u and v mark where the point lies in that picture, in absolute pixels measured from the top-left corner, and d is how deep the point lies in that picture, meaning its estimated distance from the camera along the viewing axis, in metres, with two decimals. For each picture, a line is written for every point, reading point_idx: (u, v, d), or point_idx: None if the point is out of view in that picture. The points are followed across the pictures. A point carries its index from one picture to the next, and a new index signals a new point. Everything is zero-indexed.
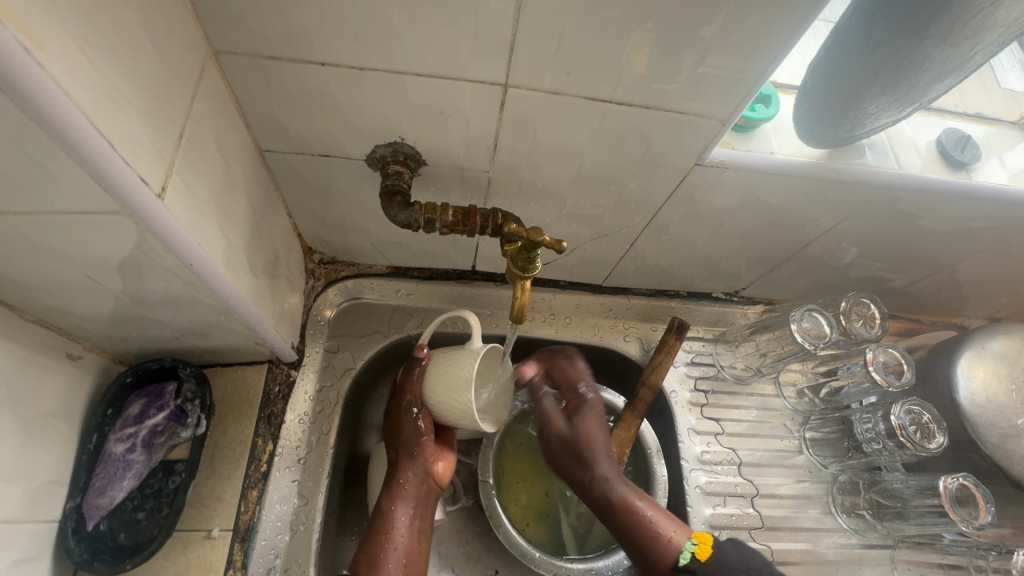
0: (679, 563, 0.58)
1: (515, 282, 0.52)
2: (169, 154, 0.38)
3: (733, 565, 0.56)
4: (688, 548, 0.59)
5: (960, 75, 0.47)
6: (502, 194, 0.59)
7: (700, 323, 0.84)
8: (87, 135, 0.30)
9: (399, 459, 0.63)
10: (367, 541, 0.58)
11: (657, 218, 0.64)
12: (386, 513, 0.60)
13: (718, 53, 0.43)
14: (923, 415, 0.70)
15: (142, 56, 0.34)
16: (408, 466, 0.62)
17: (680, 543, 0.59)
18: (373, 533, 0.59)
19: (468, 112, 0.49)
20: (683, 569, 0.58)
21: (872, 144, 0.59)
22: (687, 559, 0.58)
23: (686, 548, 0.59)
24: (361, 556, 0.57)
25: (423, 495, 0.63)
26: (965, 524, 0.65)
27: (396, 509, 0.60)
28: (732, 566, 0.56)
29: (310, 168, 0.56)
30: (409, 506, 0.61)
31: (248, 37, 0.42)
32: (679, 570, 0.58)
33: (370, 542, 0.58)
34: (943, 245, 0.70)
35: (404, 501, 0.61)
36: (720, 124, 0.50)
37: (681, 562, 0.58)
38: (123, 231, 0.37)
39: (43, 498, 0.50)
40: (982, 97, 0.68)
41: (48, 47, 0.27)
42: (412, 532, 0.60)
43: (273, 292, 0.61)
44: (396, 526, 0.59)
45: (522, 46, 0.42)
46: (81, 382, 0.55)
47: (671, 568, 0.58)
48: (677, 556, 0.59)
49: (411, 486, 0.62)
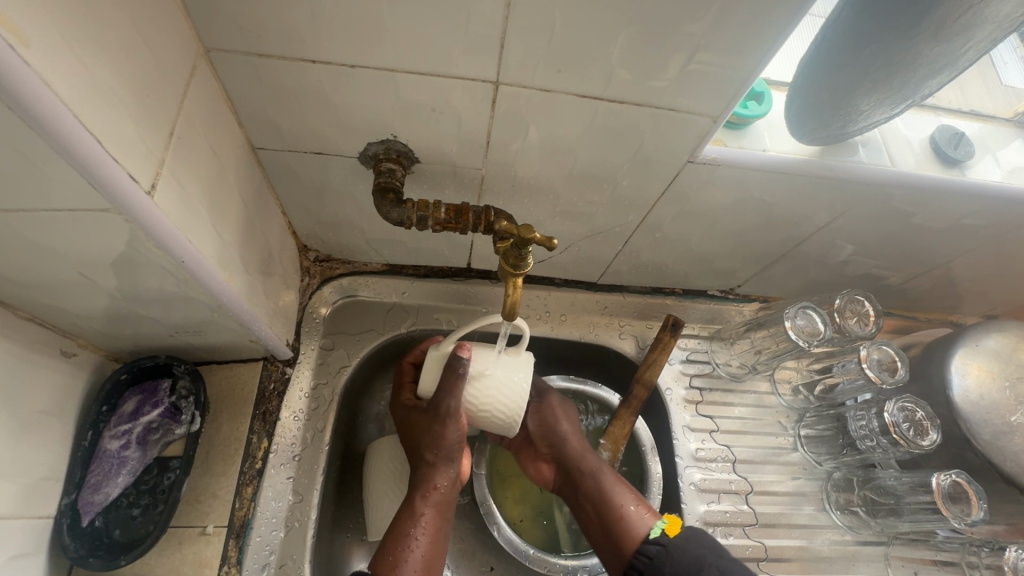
0: (650, 536, 0.57)
1: (508, 280, 0.52)
2: (159, 151, 0.38)
3: (698, 542, 0.55)
4: (659, 524, 0.57)
5: (952, 71, 0.47)
6: (495, 192, 0.59)
7: (696, 320, 0.84)
8: (75, 132, 0.30)
9: (435, 463, 0.59)
10: (391, 544, 0.57)
11: (651, 215, 0.64)
12: (415, 518, 0.58)
13: (708, 51, 0.43)
14: (917, 412, 0.70)
15: (130, 53, 0.34)
16: (444, 470, 0.60)
17: (650, 523, 0.58)
18: (398, 535, 0.57)
19: (460, 110, 0.49)
20: (654, 541, 0.56)
21: (866, 141, 0.59)
22: (658, 534, 0.56)
23: (657, 524, 0.57)
24: (386, 560, 0.55)
25: (451, 496, 0.61)
26: (957, 520, 0.65)
27: (426, 514, 0.58)
28: (699, 543, 0.55)
29: (304, 166, 0.56)
30: (439, 509, 0.59)
31: (239, 35, 0.42)
32: (647, 543, 0.56)
33: (393, 544, 0.56)
34: (938, 243, 0.70)
35: (433, 505, 0.59)
36: (711, 122, 0.50)
37: (652, 535, 0.56)
38: (113, 228, 0.37)
39: (37, 494, 0.50)
40: (978, 95, 0.68)
41: (34, 43, 0.27)
42: (439, 535, 0.59)
43: (268, 290, 0.61)
44: (424, 529, 0.58)
45: (513, 44, 0.42)
46: (76, 380, 0.55)
47: (638, 545, 0.57)
48: (645, 533, 0.57)
49: (444, 489, 0.60)
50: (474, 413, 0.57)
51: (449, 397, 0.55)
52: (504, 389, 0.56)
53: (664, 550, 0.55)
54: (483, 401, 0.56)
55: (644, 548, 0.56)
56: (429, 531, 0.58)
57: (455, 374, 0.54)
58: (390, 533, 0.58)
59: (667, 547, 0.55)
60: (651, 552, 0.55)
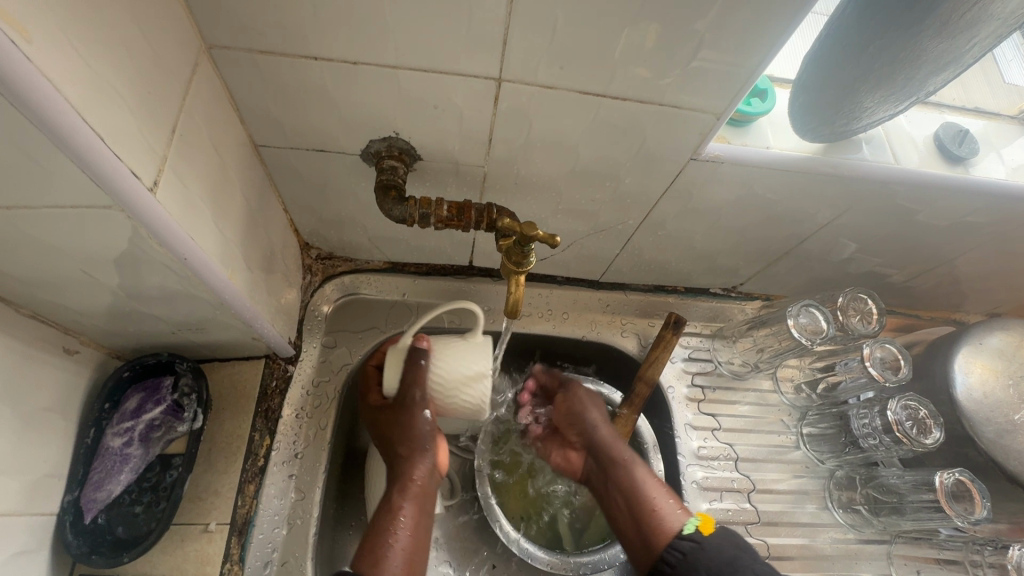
0: (685, 531, 0.53)
1: (510, 278, 0.52)
2: (161, 148, 0.38)
3: (736, 542, 0.52)
4: (694, 520, 0.54)
5: (956, 68, 0.47)
6: (498, 189, 0.59)
7: (698, 318, 0.84)
8: (77, 128, 0.30)
9: (409, 454, 0.59)
10: (372, 539, 0.53)
11: (653, 213, 0.63)
12: (393, 511, 0.55)
13: (711, 47, 0.43)
14: (920, 410, 0.70)
15: (132, 50, 0.34)
16: (419, 460, 0.59)
17: (685, 518, 0.55)
18: (379, 530, 0.54)
19: (462, 107, 0.49)
20: (688, 537, 0.53)
21: (870, 138, 0.59)
22: (692, 530, 0.53)
23: (691, 522, 0.54)
24: (368, 556, 0.51)
25: (429, 491, 0.58)
26: (961, 519, 0.65)
27: (404, 506, 0.56)
28: (736, 543, 0.52)
29: (306, 163, 0.56)
30: (417, 502, 0.57)
31: (241, 32, 0.41)
32: (682, 539, 0.53)
33: (375, 541, 0.53)
34: (941, 241, 0.70)
35: (411, 498, 0.57)
36: (715, 119, 0.50)
37: (687, 531, 0.53)
38: (116, 225, 0.37)
39: (40, 491, 0.50)
40: (983, 92, 0.68)
41: (37, 39, 0.27)
42: (420, 532, 0.55)
43: (270, 287, 0.61)
44: (405, 523, 0.55)
45: (515, 40, 0.42)
46: (78, 377, 0.55)
47: (672, 538, 0.53)
48: (679, 527, 0.54)
49: (421, 482, 0.58)
50: (441, 404, 0.60)
51: (414, 386, 0.58)
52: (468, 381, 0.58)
53: (698, 547, 0.51)
54: (448, 392, 0.59)
55: (678, 543, 0.53)
56: (409, 527, 0.55)
57: (416, 362, 0.58)
58: (372, 528, 0.54)
59: (701, 543, 0.52)
60: (685, 548, 0.52)
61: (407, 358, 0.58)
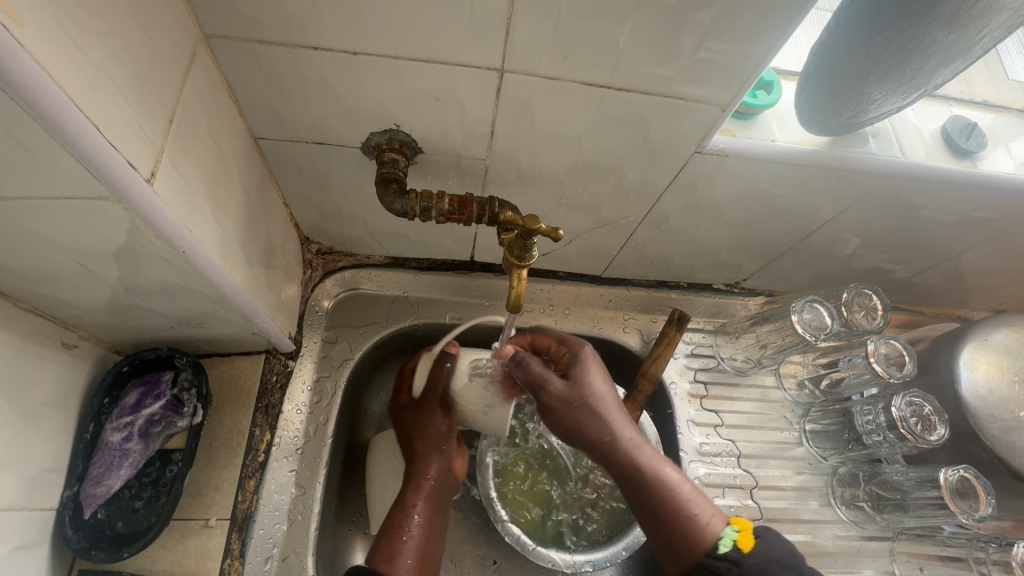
0: (719, 550, 0.50)
1: (512, 272, 0.51)
2: (158, 139, 0.37)
3: (778, 560, 0.50)
4: (731, 535, 0.51)
5: (965, 60, 0.46)
6: (499, 183, 0.59)
7: (701, 314, 0.83)
8: (72, 117, 0.30)
9: (425, 454, 0.64)
10: (387, 535, 0.58)
11: (656, 207, 0.63)
12: (406, 508, 0.61)
13: (717, 38, 0.42)
14: (925, 406, 0.69)
15: (128, 37, 0.33)
16: (433, 461, 0.64)
17: (719, 529, 0.52)
18: (393, 527, 0.59)
19: (464, 99, 0.48)
20: (723, 557, 0.50)
21: (876, 131, 0.58)
22: (729, 547, 0.50)
23: (727, 533, 0.51)
24: (383, 551, 0.57)
25: (443, 491, 0.64)
26: (965, 516, 0.65)
27: (417, 505, 0.61)
28: (780, 561, 0.50)
29: (306, 156, 0.56)
30: (429, 502, 0.62)
31: (241, 22, 0.41)
32: (717, 558, 0.50)
33: (391, 536, 0.58)
34: (946, 236, 0.70)
35: (423, 499, 0.62)
36: (720, 111, 0.49)
37: (722, 550, 0.50)
38: (113, 217, 0.37)
39: (39, 486, 0.50)
40: (990, 86, 0.67)
41: (30, 25, 0.26)
42: (431, 529, 0.60)
43: (270, 282, 0.61)
44: (416, 521, 0.60)
45: (518, 30, 0.42)
46: (77, 372, 0.55)
47: (705, 555, 0.50)
48: (714, 543, 0.51)
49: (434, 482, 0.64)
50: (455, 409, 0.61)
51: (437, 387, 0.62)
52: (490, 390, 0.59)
53: (736, 568, 0.49)
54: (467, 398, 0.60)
55: (712, 564, 0.50)
56: (420, 526, 0.60)
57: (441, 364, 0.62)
58: (387, 524, 0.60)
59: (739, 564, 0.49)
60: (720, 569, 0.49)
61: (435, 362, 0.62)
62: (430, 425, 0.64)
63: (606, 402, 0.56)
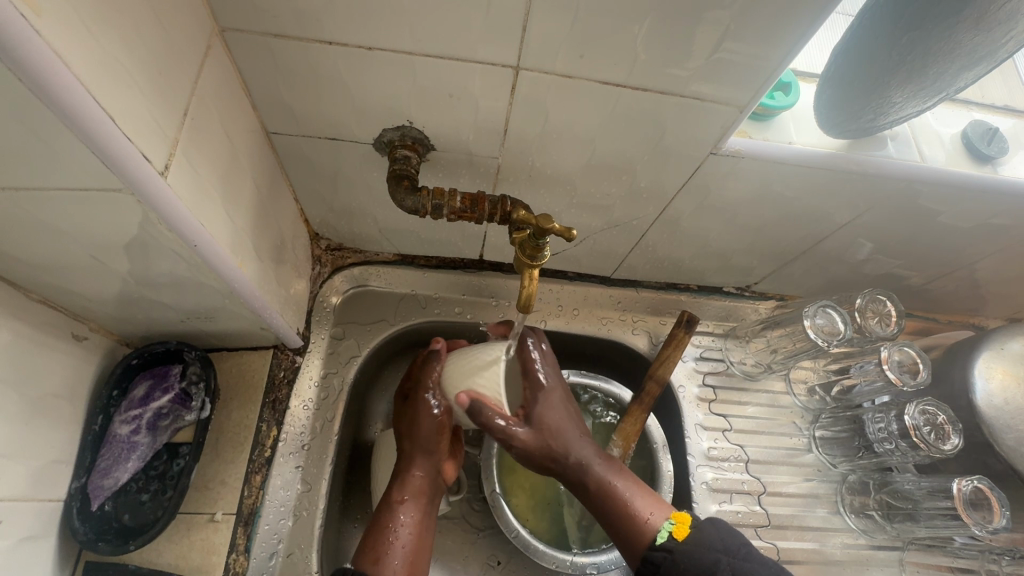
0: (656, 542, 0.53)
1: (523, 271, 0.51)
2: (172, 131, 0.37)
3: (713, 546, 0.52)
4: (667, 527, 0.54)
5: (990, 64, 0.45)
6: (511, 181, 0.58)
7: (710, 317, 0.83)
8: (89, 110, 0.29)
9: (413, 454, 0.60)
10: (372, 536, 0.56)
11: (669, 208, 0.62)
12: (394, 506, 0.58)
13: (735, 38, 0.42)
14: (938, 415, 0.68)
15: (144, 30, 0.33)
16: (420, 463, 0.60)
17: (657, 525, 0.55)
18: (379, 526, 0.56)
19: (478, 96, 0.48)
20: (660, 547, 0.53)
21: (895, 135, 0.57)
22: (665, 538, 0.53)
23: (663, 527, 0.54)
24: (369, 551, 0.54)
25: (431, 492, 0.60)
26: (979, 528, 0.64)
27: (405, 505, 0.58)
28: (713, 546, 0.52)
29: (317, 151, 0.55)
30: (419, 502, 0.59)
31: (254, 15, 0.41)
32: (655, 550, 0.53)
33: (377, 537, 0.55)
34: (963, 243, 0.68)
35: (414, 499, 0.59)
36: (738, 112, 0.48)
37: (659, 541, 0.53)
38: (126, 210, 0.36)
39: (47, 477, 0.50)
40: (1008, 91, 0.66)
41: (47, 14, 0.26)
42: (421, 534, 0.57)
43: (279, 277, 0.60)
44: (405, 521, 0.57)
45: (535, 27, 0.41)
46: (87, 364, 0.55)
47: (645, 550, 0.54)
48: (652, 538, 0.54)
49: (420, 482, 0.60)
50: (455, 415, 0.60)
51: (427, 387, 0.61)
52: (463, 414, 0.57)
53: (671, 556, 0.52)
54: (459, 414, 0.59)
55: (650, 555, 0.53)
56: (409, 525, 0.57)
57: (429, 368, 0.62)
58: (373, 523, 0.57)
59: (674, 553, 0.52)
60: (658, 559, 0.52)
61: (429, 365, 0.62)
62: (416, 418, 0.61)
63: (558, 433, 0.58)
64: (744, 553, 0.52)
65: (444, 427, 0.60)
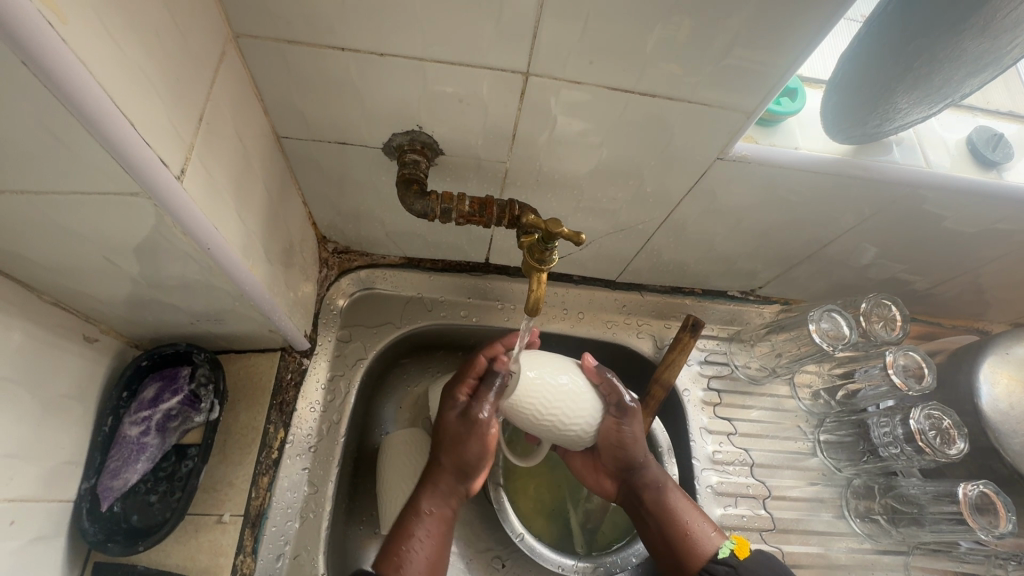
0: (719, 556, 0.57)
1: (532, 275, 0.51)
2: (188, 136, 0.38)
3: (770, 565, 0.56)
4: (728, 545, 0.58)
5: (995, 70, 0.45)
6: (518, 186, 0.59)
7: (714, 321, 0.83)
8: (109, 115, 0.30)
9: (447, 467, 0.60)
10: (395, 544, 0.56)
11: (675, 213, 0.62)
12: (418, 515, 0.58)
13: (743, 45, 0.42)
14: (944, 420, 0.68)
15: (163, 36, 0.34)
16: (453, 477, 0.60)
17: (719, 540, 0.59)
18: (401, 533, 0.56)
19: (488, 101, 0.48)
20: (722, 561, 0.57)
21: (900, 140, 0.58)
22: (727, 555, 0.57)
23: (725, 545, 0.59)
24: (391, 557, 0.54)
25: (456, 505, 0.60)
26: (984, 532, 0.63)
27: (432, 517, 0.58)
28: (771, 565, 0.56)
29: (327, 155, 0.56)
30: (444, 515, 0.59)
31: (269, 22, 0.41)
32: (718, 563, 0.57)
33: (398, 543, 0.56)
34: (967, 248, 0.69)
35: (438, 511, 0.59)
36: (745, 117, 0.49)
37: (721, 555, 0.57)
38: (142, 213, 0.37)
39: (57, 477, 0.51)
40: (1013, 97, 0.67)
41: (72, 20, 0.27)
42: (442, 546, 0.57)
43: (288, 280, 0.61)
44: (428, 532, 0.57)
45: (545, 34, 0.42)
46: (98, 365, 0.55)
47: (705, 563, 0.57)
48: (713, 551, 0.58)
49: (448, 495, 0.60)
50: (533, 411, 0.56)
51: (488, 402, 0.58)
52: (562, 394, 0.55)
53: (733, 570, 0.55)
54: (549, 407, 0.55)
55: (713, 567, 0.56)
56: (431, 538, 0.57)
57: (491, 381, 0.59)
58: (395, 531, 0.57)
59: (736, 567, 0.56)
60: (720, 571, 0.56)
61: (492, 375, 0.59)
62: (466, 432, 0.59)
63: (642, 438, 0.63)
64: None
65: (489, 446, 0.60)
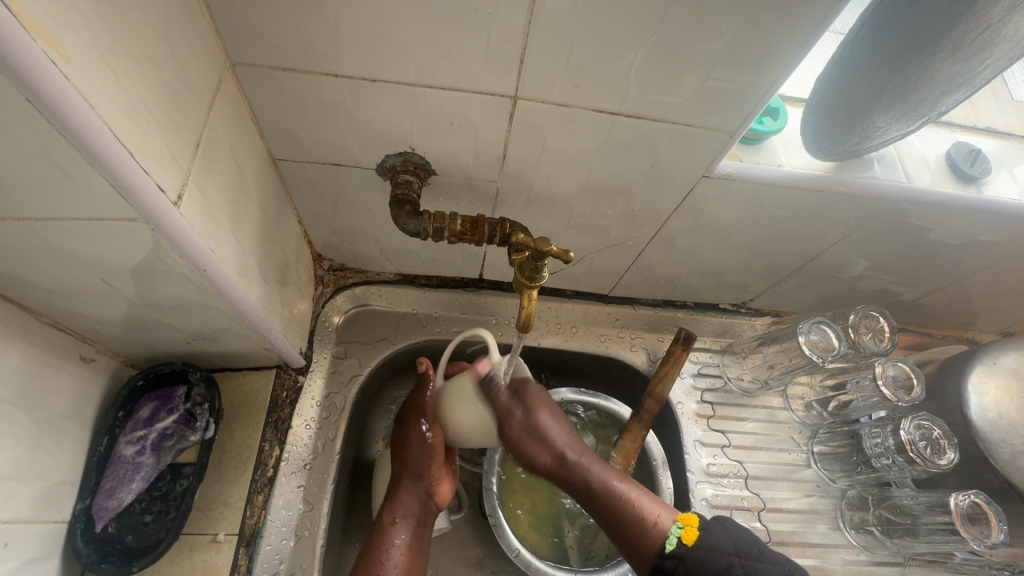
0: (666, 549, 0.55)
1: (522, 292, 0.52)
2: (186, 163, 0.39)
3: (723, 548, 0.54)
4: (676, 532, 0.56)
5: (969, 89, 0.47)
6: (510, 204, 0.60)
7: (707, 334, 0.84)
8: (110, 146, 0.31)
9: (403, 478, 0.61)
10: (366, 558, 0.58)
11: (665, 228, 0.64)
12: (387, 529, 0.59)
13: (725, 67, 0.43)
14: (933, 430, 0.68)
15: (161, 67, 0.35)
16: (409, 486, 0.61)
17: (666, 527, 0.56)
18: (373, 549, 0.58)
19: (478, 123, 0.49)
20: (671, 555, 0.55)
21: (881, 157, 0.60)
22: (674, 544, 0.55)
23: (672, 531, 0.56)
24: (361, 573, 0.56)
25: (422, 513, 0.61)
26: (977, 542, 0.64)
27: (397, 528, 0.59)
28: (725, 549, 0.54)
29: (322, 177, 0.57)
30: (409, 524, 0.60)
31: (265, 51, 0.43)
32: (666, 557, 0.55)
33: (370, 560, 0.57)
34: (954, 259, 0.70)
35: (405, 520, 0.60)
36: (727, 137, 0.50)
37: (669, 548, 0.55)
38: (141, 238, 0.38)
39: (53, 499, 0.51)
40: (994, 112, 0.68)
41: (74, 59, 0.28)
42: (415, 554, 0.59)
43: (283, 298, 0.62)
44: (398, 544, 0.59)
45: (533, 60, 0.43)
46: (94, 384, 0.56)
47: (654, 556, 0.56)
48: (662, 542, 0.56)
49: (411, 505, 0.61)
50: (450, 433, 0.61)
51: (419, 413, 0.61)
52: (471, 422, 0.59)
53: (682, 563, 0.54)
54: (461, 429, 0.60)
55: (661, 562, 0.55)
56: (402, 548, 0.59)
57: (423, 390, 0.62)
58: (368, 546, 0.59)
59: (685, 560, 0.54)
60: (669, 566, 0.55)
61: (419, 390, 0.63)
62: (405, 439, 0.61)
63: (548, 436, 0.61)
64: (756, 552, 0.53)
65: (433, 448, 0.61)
